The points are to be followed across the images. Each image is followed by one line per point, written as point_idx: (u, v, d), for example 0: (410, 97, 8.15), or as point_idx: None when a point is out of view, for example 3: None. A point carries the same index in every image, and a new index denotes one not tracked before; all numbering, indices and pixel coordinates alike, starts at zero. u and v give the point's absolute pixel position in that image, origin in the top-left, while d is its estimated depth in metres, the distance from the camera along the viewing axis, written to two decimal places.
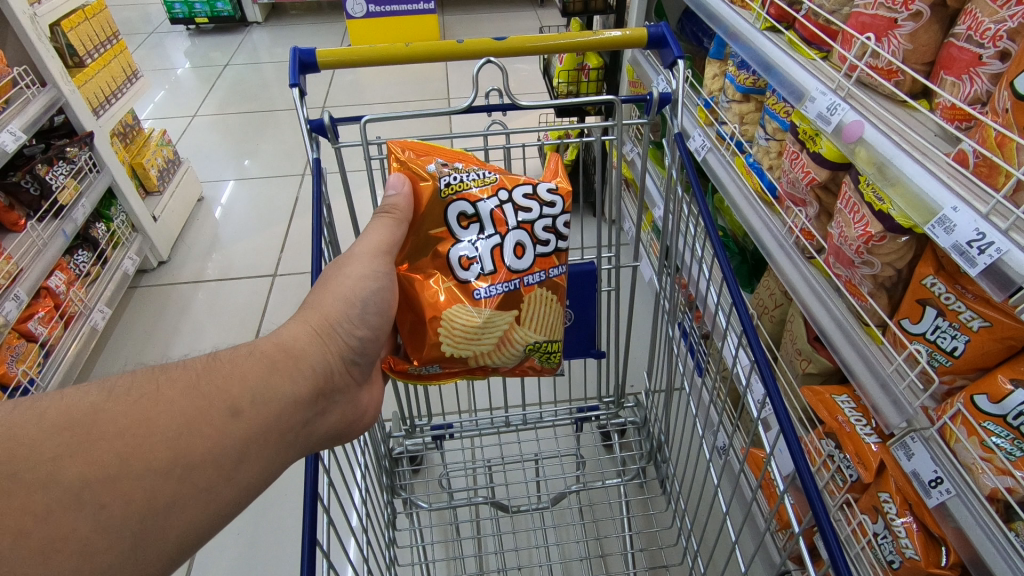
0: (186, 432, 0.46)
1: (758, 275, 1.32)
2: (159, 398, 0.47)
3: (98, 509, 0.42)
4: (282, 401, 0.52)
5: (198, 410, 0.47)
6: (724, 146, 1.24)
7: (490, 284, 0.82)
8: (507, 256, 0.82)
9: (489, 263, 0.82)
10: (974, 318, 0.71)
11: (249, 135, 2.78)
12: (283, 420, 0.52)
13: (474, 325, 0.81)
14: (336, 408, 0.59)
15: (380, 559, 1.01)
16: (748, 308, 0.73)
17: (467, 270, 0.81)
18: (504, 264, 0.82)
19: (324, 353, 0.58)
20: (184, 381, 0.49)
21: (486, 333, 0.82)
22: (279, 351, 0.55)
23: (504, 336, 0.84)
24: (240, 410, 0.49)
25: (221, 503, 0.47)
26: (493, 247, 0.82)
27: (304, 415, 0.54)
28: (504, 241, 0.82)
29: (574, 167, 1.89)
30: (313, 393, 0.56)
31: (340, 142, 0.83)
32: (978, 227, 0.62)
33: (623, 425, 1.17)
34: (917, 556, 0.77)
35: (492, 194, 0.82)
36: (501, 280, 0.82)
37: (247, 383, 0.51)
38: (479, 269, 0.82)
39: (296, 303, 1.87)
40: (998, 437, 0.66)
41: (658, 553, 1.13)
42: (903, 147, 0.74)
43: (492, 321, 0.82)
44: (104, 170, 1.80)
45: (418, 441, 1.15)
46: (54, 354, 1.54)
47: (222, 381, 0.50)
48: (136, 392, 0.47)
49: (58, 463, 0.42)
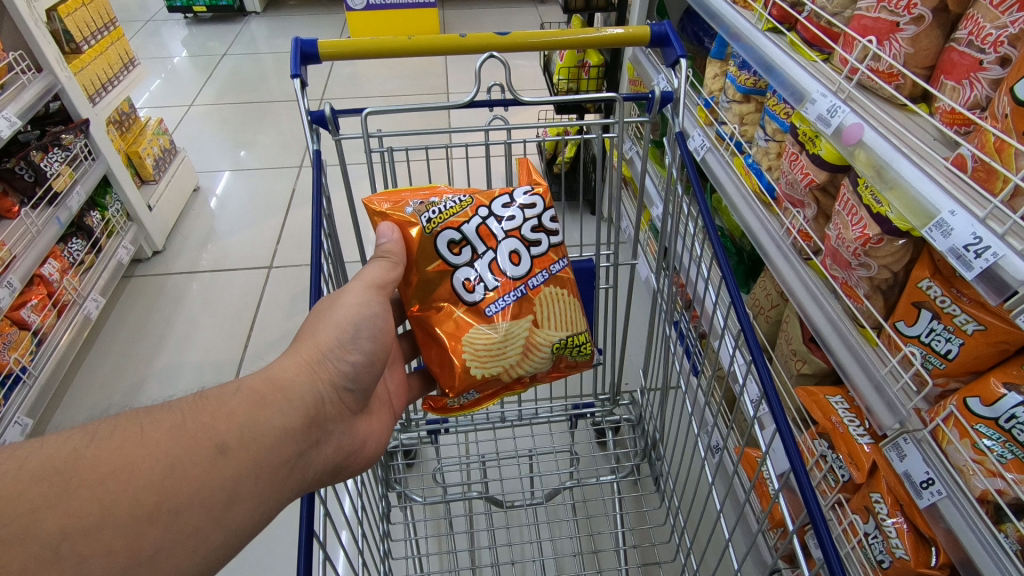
0: (171, 475, 0.46)
1: (755, 275, 1.32)
2: (143, 440, 0.47)
3: (78, 561, 0.42)
4: (272, 434, 0.52)
5: (184, 450, 0.48)
6: (724, 146, 1.24)
7: (498, 299, 0.83)
8: (505, 266, 0.84)
9: (491, 279, 0.84)
10: (968, 322, 0.71)
11: (246, 126, 2.76)
12: (275, 454, 0.52)
13: (494, 341, 0.83)
14: (329, 439, 0.59)
15: (374, 553, 1.01)
16: (747, 309, 0.73)
17: (472, 293, 0.83)
18: (505, 275, 0.84)
19: (313, 381, 0.57)
20: (170, 421, 0.49)
21: (508, 346, 0.84)
22: (266, 385, 0.55)
23: (527, 343, 0.85)
24: (229, 448, 0.49)
25: (210, 547, 0.47)
26: (490, 263, 0.84)
27: (297, 447, 0.54)
28: (498, 254, 0.84)
29: (573, 164, 1.89)
30: (305, 423, 0.55)
31: (339, 134, 0.82)
32: (975, 231, 0.63)
33: (617, 423, 1.17)
34: (908, 556, 0.78)
35: (473, 214, 0.84)
36: (508, 291, 0.84)
37: (235, 420, 0.51)
38: (485, 287, 0.83)
39: (292, 297, 1.86)
40: (990, 440, 0.67)
41: (650, 550, 1.13)
42: (902, 150, 0.74)
43: (511, 331, 0.84)
44: (99, 158, 1.79)
45: (413, 435, 1.14)
46: (47, 344, 1.53)
47: (208, 419, 0.50)
48: (120, 435, 0.47)
49: (36, 515, 0.41)
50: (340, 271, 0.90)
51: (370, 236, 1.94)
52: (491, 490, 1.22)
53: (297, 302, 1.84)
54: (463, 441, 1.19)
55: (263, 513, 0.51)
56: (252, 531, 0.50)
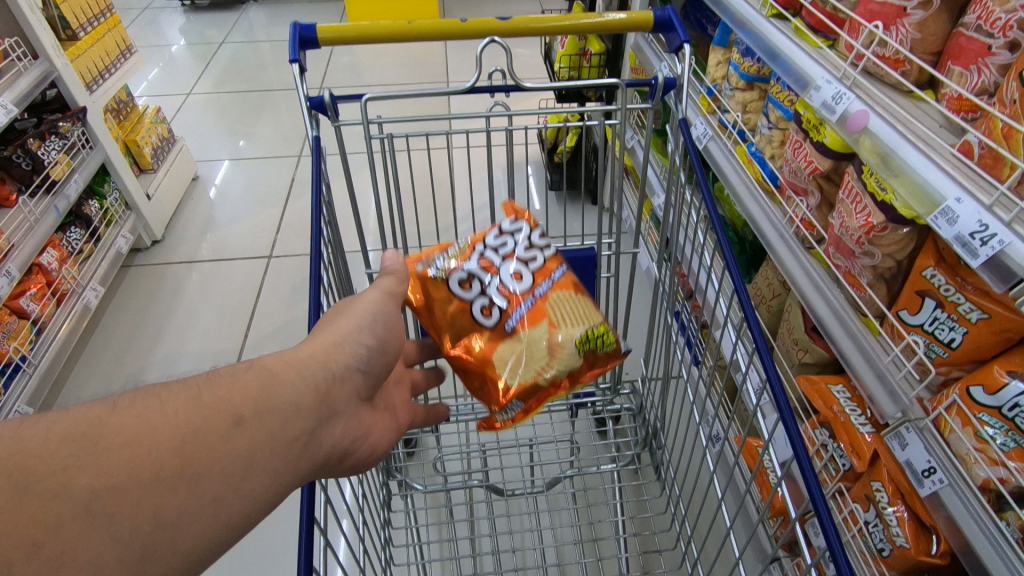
0: (191, 443, 0.46)
1: (757, 265, 1.31)
2: (162, 409, 0.46)
3: (105, 522, 0.41)
4: (286, 409, 0.52)
5: (204, 419, 0.47)
6: (726, 135, 1.22)
7: (513, 314, 0.83)
8: (511, 284, 0.84)
9: (502, 300, 0.83)
10: (973, 310, 0.71)
11: (244, 115, 2.74)
12: (288, 431, 0.52)
13: (518, 351, 0.82)
14: (340, 421, 0.58)
15: (375, 541, 1.01)
16: (750, 297, 0.73)
17: (489, 317, 0.83)
18: (514, 292, 0.83)
19: (325, 363, 0.57)
20: (189, 392, 0.48)
21: (532, 353, 0.81)
22: (282, 364, 0.54)
23: (550, 347, 0.81)
24: (245, 419, 0.49)
25: (225, 518, 0.47)
26: (497, 286, 0.84)
27: (310, 422, 0.54)
28: (501, 277, 0.84)
29: (574, 155, 1.88)
30: (318, 401, 0.55)
31: (339, 120, 0.81)
32: (980, 219, 0.62)
33: (617, 412, 1.18)
34: (908, 544, 0.78)
35: (469, 253, 0.85)
36: (520, 303, 0.83)
37: (252, 392, 0.51)
38: (500, 309, 0.83)
39: (293, 287, 1.86)
40: (992, 428, 0.68)
41: (651, 538, 1.13)
42: (908, 137, 0.73)
43: (532, 338, 0.82)
44: (98, 147, 1.78)
45: (413, 424, 1.15)
46: (47, 332, 1.53)
47: (225, 391, 0.50)
48: (142, 404, 0.46)
49: (66, 476, 0.41)
50: (342, 258, 0.89)
51: (371, 226, 1.93)
52: (492, 479, 1.22)
53: (298, 292, 1.84)
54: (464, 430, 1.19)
55: (277, 488, 0.51)
56: (259, 517, 0.50)
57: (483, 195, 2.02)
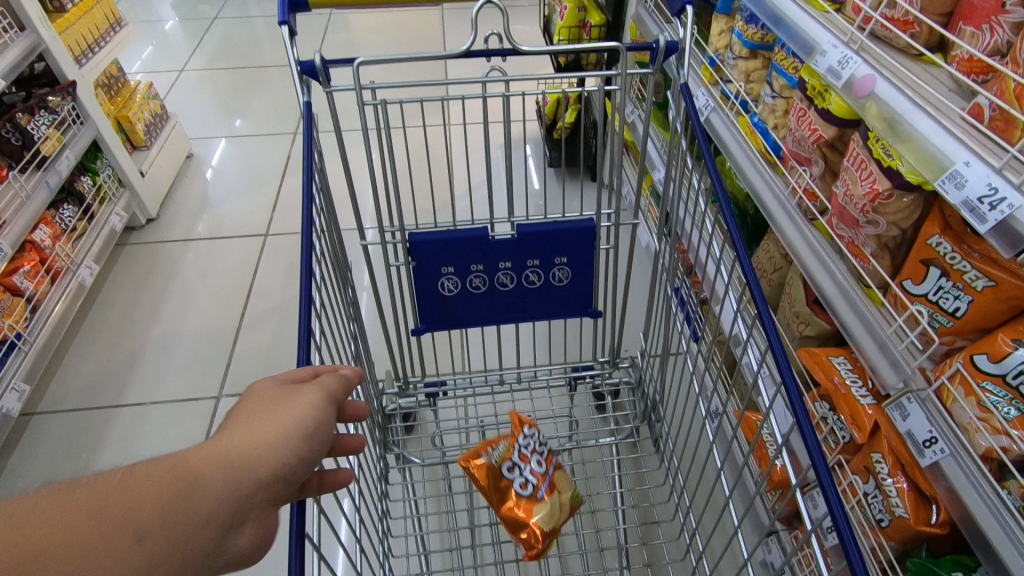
0: (84, 551, 0.38)
1: (758, 239, 1.30)
2: (57, 513, 0.39)
3: None
4: (194, 515, 0.42)
5: (100, 531, 0.39)
6: (728, 106, 1.20)
7: (539, 484, 1.00)
8: (537, 470, 1.01)
9: (533, 480, 1.00)
10: (979, 278, 0.70)
11: (239, 92, 2.69)
12: (189, 543, 0.42)
13: (546, 510, 0.98)
14: (254, 527, 0.46)
15: (373, 515, 1.01)
16: (751, 265, 0.71)
17: (515, 476, 1.00)
18: (541, 479, 1.00)
19: (250, 462, 0.46)
20: (88, 496, 0.41)
21: (554, 509, 0.98)
22: (196, 460, 0.45)
23: (563, 503, 0.98)
24: (145, 533, 0.40)
25: None
26: (528, 472, 1.00)
27: (218, 531, 0.43)
28: (529, 468, 1.01)
29: (573, 131, 1.85)
30: (234, 505, 0.45)
31: (331, 86, 0.79)
32: (990, 183, 0.61)
33: (616, 386, 1.17)
34: (907, 514, 0.78)
35: (505, 459, 1.02)
36: (543, 483, 1.00)
37: (159, 494, 0.42)
38: (530, 482, 1.00)
39: (290, 265, 1.84)
40: (996, 396, 0.67)
41: (649, 511, 1.14)
42: (916, 101, 0.71)
43: (553, 502, 0.98)
44: (88, 122, 1.75)
45: (411, 398, 1.15)
46: (41, 310, 1.51)
47: (128, 498, 0.41)
48: (37, 508, 0.40)
49: None
50: (336, 231, 0.87)
51: (368, 203, 1.91)
52: None
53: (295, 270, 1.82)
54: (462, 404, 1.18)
55: None
56: None
57: (480, 172, 2.00)
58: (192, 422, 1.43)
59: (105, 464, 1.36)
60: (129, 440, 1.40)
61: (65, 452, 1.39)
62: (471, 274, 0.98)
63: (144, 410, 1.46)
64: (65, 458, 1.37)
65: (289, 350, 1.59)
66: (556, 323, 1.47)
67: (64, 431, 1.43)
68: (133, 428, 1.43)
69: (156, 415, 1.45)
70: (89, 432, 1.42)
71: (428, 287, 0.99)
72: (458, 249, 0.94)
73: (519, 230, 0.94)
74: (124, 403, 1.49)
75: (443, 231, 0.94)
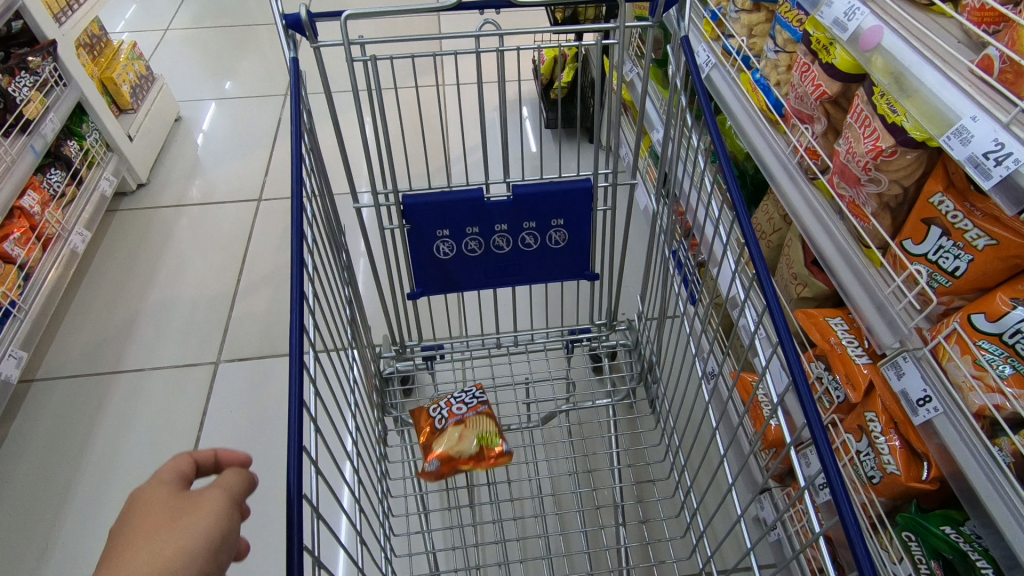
0: None
1: (757, 200, 1.28)
2: None
3: None
4: None
5: None
6: (730, 62, 1.16)
7: (449, 417, 1.00)
8: (456, 407, 1.01)
9: (447, 414, 1.01)
10: (980, 237, 0.70)
11: (226, 52, 2.62)
12: None
13: (446, 437, 0.97)
14: None
15: (372, 476, 1.03)
16: (750, 223, 0.70)
17: (441, 422, 1.00)
18: (455, 414, 1.00)
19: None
20: None
21: (452, 436, 0.97)
22: None
23: (461, 432, 0.98)
24: None
25: None
26: (448, 408, 1.02)
27: None
28: (450, 405, 1.02)
29: (571, 90, 1.81)
30: None
31: (318, 41, 0.76)
32: (997, 138, 0.59)
33: (613, 348, 1.17)
34: (898, 471, 0.80)
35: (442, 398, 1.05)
36: (456, 415, 1.00)
37: None
38: (444, 413, 1.01)
39: (284, 231, 1.82)
40: (992, 355, 0.67)
41: (645, 470, 1.16)
42: (925, 54, 0.69)
43: (455, 431, 0.98)
44: (72, 84, 1.70)
45: (408, 362, 1.15)
46: (34, 278, 1.50)
47: None
48: None
49: None
50: (328, 194, 0.85)
51: (361, 167, 1.88)
52: None
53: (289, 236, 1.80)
54: (459, 368, 1.19)
55: None
56: None
57: (475, 135, 1.96)
58: (192, 387, 1.44)
59: (107, 429, 1.37)
60: (129, 405, 1.41)
61: (66, 417, 1.40)
62: (466, 237, 0.97)
63: (143, 375, 1.47)
64: (67, 423, 1.38)
65: (286, 316, 1.59)
66: (553, 287, 1.47)
67: (65, 397, 1.43)
68: (133, 394, 1.43)
69: (156, 381, 1.46)
70: (90, 397, 1.43)
71: (424, 251, 0.98)
72: (453, 211, 0.93)
73: (515, 192, 0.93)
74: (123, 369, 1.49)
75: (437, 193, 0.93)
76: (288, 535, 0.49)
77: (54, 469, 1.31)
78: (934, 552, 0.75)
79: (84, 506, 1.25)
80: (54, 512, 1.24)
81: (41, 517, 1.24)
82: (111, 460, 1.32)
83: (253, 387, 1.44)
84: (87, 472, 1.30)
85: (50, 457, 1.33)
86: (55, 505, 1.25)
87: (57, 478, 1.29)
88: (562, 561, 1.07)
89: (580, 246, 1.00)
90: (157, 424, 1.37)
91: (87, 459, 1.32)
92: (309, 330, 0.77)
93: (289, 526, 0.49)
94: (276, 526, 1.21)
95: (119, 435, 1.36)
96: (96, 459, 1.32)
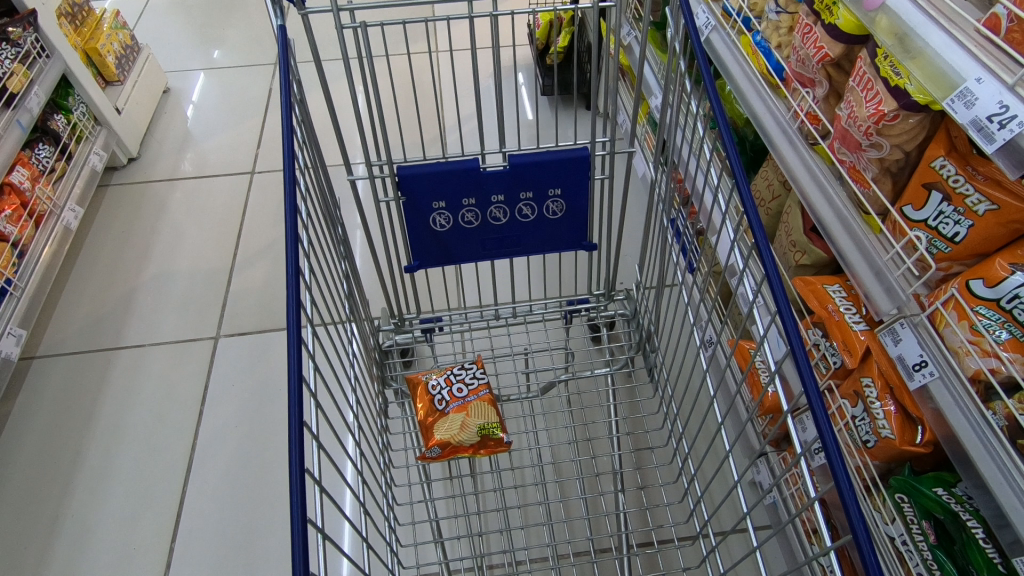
0: None
1: (757, 165, 1.27)
2: None
3: None
4: None
5: None
6: (730, 24, 1.13)
7: (449, 401, 1.01)
8: (456, 391, 1.02)
9: (447, 397, 1.02)
10: (981, 202, 0.70)
11: (213, 19, 2.54)
12: None
13: (449, 426, 0.97)
14: None
15: (374, 447, 1.04)
16: (750, 191, 0.69)
17: (442, 404, 1.01)
18: (455, 399, 1.01)
19: None
20: None
21: (454, 424, 0.98)
22: None
23: (463, 422, 0.98)
24: None
25: None
26: (448, 389, 1.02)
27: None
28: (452, 386, 1.03)
29: (567, 55, 1.77)
30: None
31: (305, 7, 0.73)
32: (1002, 100, 0.58)
33: (612, 318, 1.18)
34: (893, 435, 0.81)
35: (441, 373, 1.05)
36: (456, 399, 1.01)
37: None
38: (444, 397, 1.02)
39: (279, 204, 1.80)
40: (989, 320, 0.67)
41: (643, 437, 1.18)
42: (930, 13, 0.67)
43: (456, 420, 0.98)
44: (55, 55, 1.66)
45: (407, 334, 1.15)
46: (29, 256, 1.49)
47: None
48: None
49: None
50: (322, 167, 0.84)
51: (354, 138, 1.85)
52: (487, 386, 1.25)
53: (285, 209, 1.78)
54: (458, 340, 1.19)
55: None
56: None
57: (470, 103, 1.93)
58: (192, 363, 1.45)
59: (110, 405, 1.38)
60: (131, 381, 1.42)
61: (69, 394, 1.41)
62: (463, 208, 0.96)
63: (143, 351, 1.47)
64: (70, 399, 1.39)
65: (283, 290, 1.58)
66: (552, 257, 1.46)
67: (66, 374, 1.44)
68: (134, 370, 1.44)
69: (156, 356, 1.46)
70: (91, 374, 1.44)
71: (420, 223, 0.97)
72: (449, 182, 0.92)
73: (512, 161, 0.91)
74: (123, 344, 1.49)
75: (433, 164, 0.91)
76: (291, 508, 0.49)
77: (60, 444, 1.33)
78: (926, 512, 0.77)
79: (91, 480, 1.27)
80: (62, 486, 1.27)
81: (49, 491, 1.26)
82: (116, 435, 1.33)
83: (253, 361, 1.44)
84: (92, 447, 1.32)
85: (56, 432, 1.34)
86: (63, 479, 1.27)
87: (63, 453, 1.31)
88: (562, 527, 1.09)
89: (577, 216, 1.00)
90: (159, 399, 1.38)
91: (92, 435, 1.34)
92: (306, 304, 0.77)
93: (292, 500, 0.50)
94: (281, 496, 1.23)
95: (122, 410, 1.37)
96: (101, 434, 1.34)
